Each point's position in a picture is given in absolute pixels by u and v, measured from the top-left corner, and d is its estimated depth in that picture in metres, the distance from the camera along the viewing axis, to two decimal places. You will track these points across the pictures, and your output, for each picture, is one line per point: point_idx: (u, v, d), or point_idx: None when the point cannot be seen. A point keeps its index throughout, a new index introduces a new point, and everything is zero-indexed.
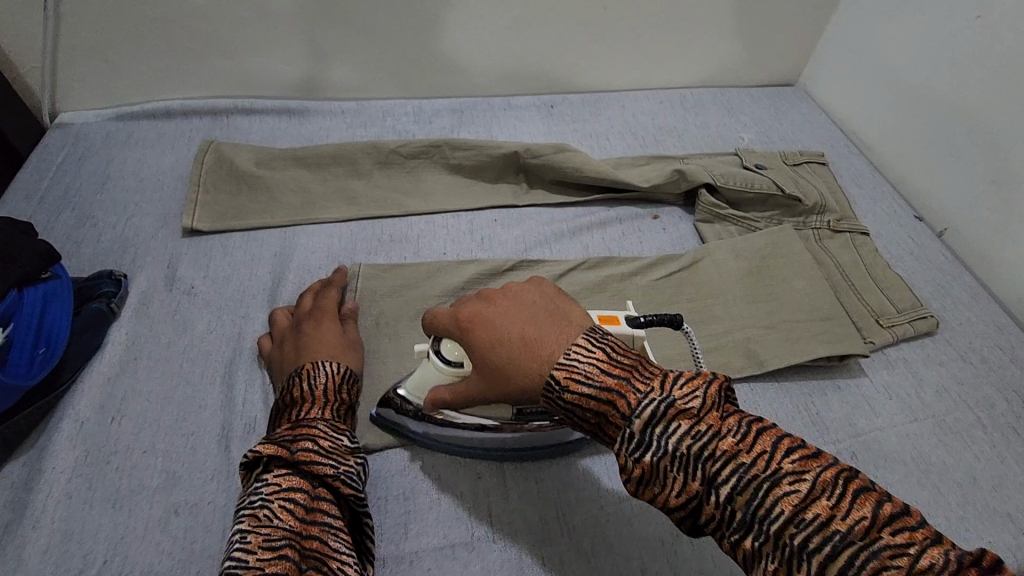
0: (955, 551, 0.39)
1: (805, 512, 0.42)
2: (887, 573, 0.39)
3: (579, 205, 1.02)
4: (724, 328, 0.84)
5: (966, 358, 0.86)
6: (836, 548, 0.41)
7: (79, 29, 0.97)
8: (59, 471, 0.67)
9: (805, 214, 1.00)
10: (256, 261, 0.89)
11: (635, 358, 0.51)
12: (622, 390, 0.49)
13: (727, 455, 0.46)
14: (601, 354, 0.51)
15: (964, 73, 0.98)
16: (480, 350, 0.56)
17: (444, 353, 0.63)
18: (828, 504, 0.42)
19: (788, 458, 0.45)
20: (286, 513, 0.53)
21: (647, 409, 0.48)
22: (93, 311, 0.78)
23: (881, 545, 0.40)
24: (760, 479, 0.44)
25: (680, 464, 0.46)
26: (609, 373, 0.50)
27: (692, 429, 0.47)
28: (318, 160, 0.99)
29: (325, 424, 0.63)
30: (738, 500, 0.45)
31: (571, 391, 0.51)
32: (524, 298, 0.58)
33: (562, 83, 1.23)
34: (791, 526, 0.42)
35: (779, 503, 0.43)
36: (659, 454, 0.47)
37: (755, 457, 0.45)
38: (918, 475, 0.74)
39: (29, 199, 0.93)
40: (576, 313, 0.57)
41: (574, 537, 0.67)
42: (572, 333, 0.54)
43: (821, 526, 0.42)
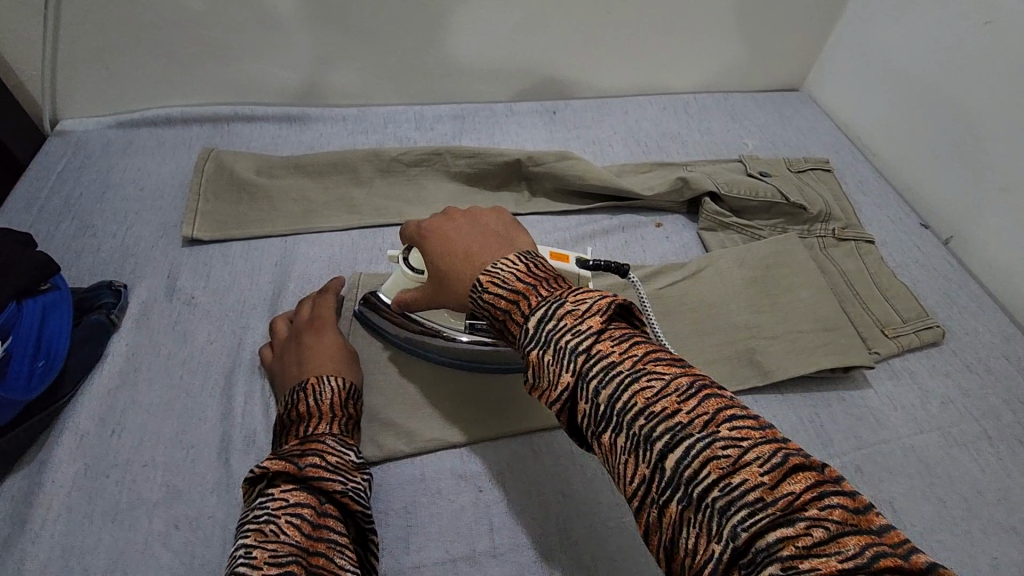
0: (788, 451, 0.39)
1: (654, 406, 0.43)
2: (715, 462, 0.39)
3: (581, 213, 1.02)
4: (729, 338, 0.83)
5: (973, 368, 0.85)
6: (675, 439, 0.41)
7: (79, 36, 0.96)
8: (59, 485, 0.66)
9: (809, 222, 0.99)
10: (256, 270, 0.88)
11: (553, 273, 0.54)
12: (529, 294, 0.52)
13: (600, 353, 0.46)
14: (523, 266, 0.54)
15: (970, 78, 0.97)
16: (431, 258, 0.63)
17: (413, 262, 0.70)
18: (676, 399, 0.42)
19: (654, 361, 0.45)
20: (292, 529, 0.52)
21: (542, 310, 0.50)
22: (93, 323, 0.77)
23: (718, 437, 0.40)
24: (623, 374, 0.45)
25: (556, 357, 0.47)
26: (523, 280, 0.53)
27: (574, 326, 0.48)
28: (319, 168, 0.99)
29: (333, 438, 0.63)
30: (602, 395, 0.45)
31: (488, 291, 0.54)
32: (478, 220, 0.62)
33: (564, 88, 1.22)
34: (640, 417, 0.43)
35: (634, 397, 0.44)
36: (543, 348, 0.48)
37: (624, 356, 0.46)
38: (923, 488, 0.73)
39: (29, 208, 0.93)
40: (523, 238, 0.61)
41: (575, 551, 0.66)
42: (509, 250, 0.58)
43: (666, 418, 0.42)
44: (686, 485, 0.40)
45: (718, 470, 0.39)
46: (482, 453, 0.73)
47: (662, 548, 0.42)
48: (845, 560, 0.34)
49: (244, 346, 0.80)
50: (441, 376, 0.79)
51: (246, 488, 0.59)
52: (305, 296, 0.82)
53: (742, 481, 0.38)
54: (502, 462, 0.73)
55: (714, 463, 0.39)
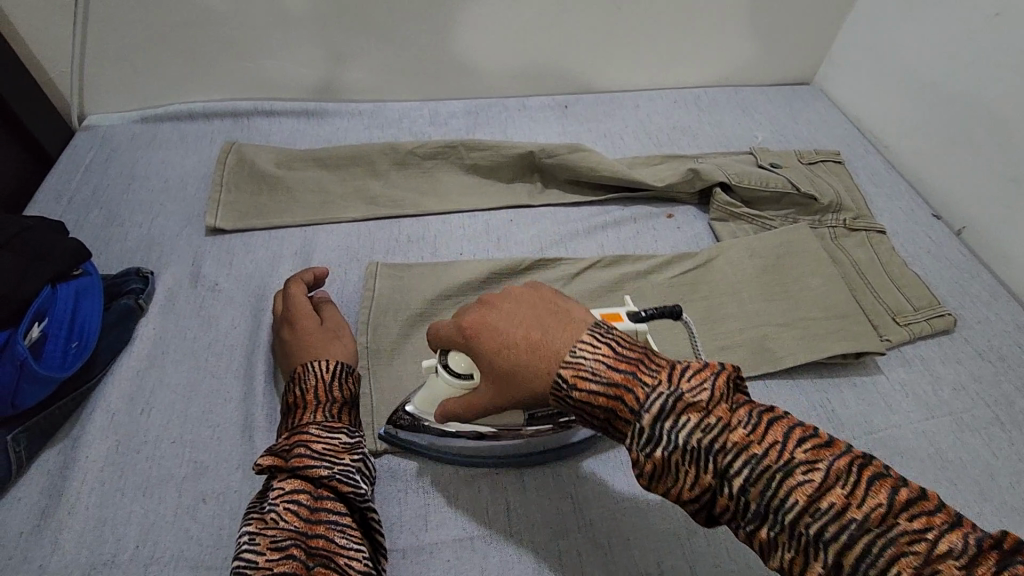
0: (969, 535, 0.41)
1: (819, 501, 0.44)
2: (903, 559, 0.41)
3: (595, 204, 1.03)
4: (739, 324, 0.85)
5: (984, 356, 0.86)
6: (853, 536, 0.43)
7: (108, 34, 1.00)
8: (92, 460, 0.69)
9: (820, 212, 0.99)
10: (277, 259, 0.91)
11: (640, 351, 0.53)
12: (630, 386, 0.51)
13: (738, 447, 0.47)
14: (606, 350, 0.53)
15: (981, 70, 0.97)
16: (488, 356, 0.58)
17: (454, 366, 0.63)
18: (841, 493, 0.44)
19: (801, 447, 0.46)
20: (291, 515, 0.55)
21: (657, 404, 0.49)
22: (122, 307, 0.80)
23: (898, 531, 0.42)
24: (772, 470, 0.46)
25: (692, 458, 0.48)
26: (616, 369, 0.52)
27: (702, 422, 0.48)
28: (337, 161, 1.01)
29: (317, 426, 0.63)
30: (751, 492, 0.46)
31: (580, 388, 0.52)
32: (524, 300, 0.59)
33: (577, 83, 1.24)
34: (806, 515, 0.44)
35: (793, 493, 0.45)
36: (670, 449, 0.48)
37: (767, 448, 0.46)
38: (934, 471, 0.74)
39: (59, 199, 0.96)
40: (578, 308, 0.58)
41: (590, 531, 0.68)
42: (577, 330, 0.55)
43: (836, 515, 0.43)
44: None
45: (908, 568, 0.41)
46: None
47: None
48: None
49: (265, 329, 0.82)
50: None
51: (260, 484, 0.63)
52: (280, 290, 0.83)
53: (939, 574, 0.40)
54: None
55: (902, 560, 0.41)
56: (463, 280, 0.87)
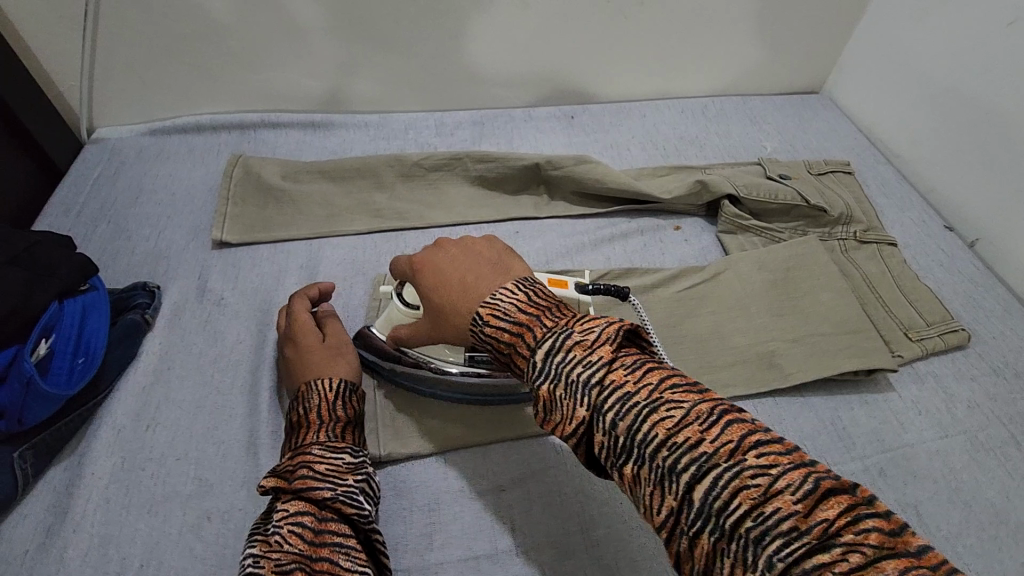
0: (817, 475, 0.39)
1: (676, 435, 0.43)
2: (745, 491, 0.40)
3: (602, 216, 1.02)
4: (748, 340, 0.83)
5: (999, 372, 0.84)
6: (702, 469, 0.42)
7: (116, 48, 1.00)
8: (98, 477, 0.69)
9: (830, 224, 0.98)
10: (283, 272, 0.91)
11: (555, 300, 0.54)
12: (532, 325, 0.52)
13: (614, 384, 0.47)
14: (523, 294, 0.54)
15: (995, 80, 0.96)
16: (425, 290, 0.62)
17: (405, 295, 0.73)
18: (698, 428, 0.43)
19: (671, 388, 0.46)
20: (295, 537, 0.54)
21: (549, 341, 0.50)
22: (128, 322, 0.80)
23: (745, 466, 0.41)
24: (640, 405, 0.45)
25: (571, 391, 0.48)
26: (524, 310, 0.53)
27: (585, 358, 0.48)
28: (343, 173, 1.01)
29: (320, 447, 0.64)
30: (620, 427, 0.46)
31: (490, 325, 0.54)
32: (473, 249, 0.61)
33: (583, 93, 1.23)
34: (663, 448, 0.43)
35: (655, 427, 0.44)
36: (555, 383, 0.49)
37: (640, 387, 0.46)
38: (949, 492, 0.73)
39: (68, 212, 0.97)
40: (519, 263, 0.60)
41: (597, 552, 0.67)
42: (506, 278, 0.57)
43: (690, 448, 0.42)
44: (715, 517, 0.40)
45: (749, 501, 0.39)
46: (503, 453, 0.74)
47: None
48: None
49: (270, 344, 0.82)
50: None
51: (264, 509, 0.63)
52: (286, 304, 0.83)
53: (776, 511, 0.39)
54: (524, 464, 0.73)
55: (744, 493, 0.40)
56: None
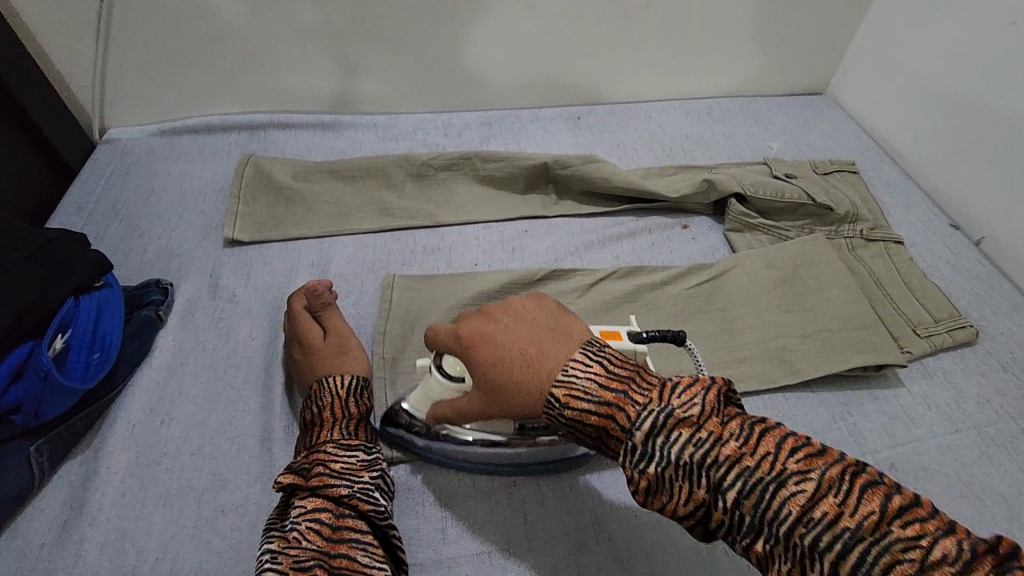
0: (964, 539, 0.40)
1: (811, 511, 0.44)
2: (899, 566, 0.40)
3: (609, 215, 1.03)
4: (757, 336, 0.84)
5: (1008, 368, 0.84)
6: (846, 545, 0.42)
7: (128, 49, 1.02)
8: (113, 471, 0.69)
9: (837, 222, 0.99)
10: (295, 269, 0.92)
11: (632, 368, 0.54)
12: (621, 404, 0.51)
13: (731, 459, 0.47)
14: (598, 368, 0.54)
15: (997, 79, 0.97)
16: (480, 367, 0.58)
17: (446, 367, 0.65)
18: (833, 501, 0.43)
19: (792, 457, 0.46)
20: (313, 534, 0.55)
21: (648, 421, 0.50)
22: (142, 318, 0.81)
23: (892, 538, 0.41)
24: (764, 481, 0.46)
25: (684, 472, 0.48)
26: (608, 389, 0.52)
27: (693, 436, 0.49)
28: (353, 172, 1.02)
29: (333, 444, 0.64)
30: (745, 504, 0.46)
31: (571, 407, 0.53)
32: (524, 316, 0.59)
33: (589, 95, 1.24)
34: (799, 525, 0.44)
35: (786, 503, 0.45)
36: (663, 465, 0.49)
37: (758, 460, 0.47)
38: (960, 486, 0.73)
39: (81, 211, 0.98)
40: (576, 326, 0.59)
41: (611, 546, 0.67)
42: (570, 347, 0.56)
43: (829, 524, 0.43)
44: None
45: None
46: None
47: None
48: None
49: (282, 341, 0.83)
50: None
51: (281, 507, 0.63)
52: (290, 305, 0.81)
53: None
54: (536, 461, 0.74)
55: (899, 569, 0.40)
56: (479, 291, 0.87)
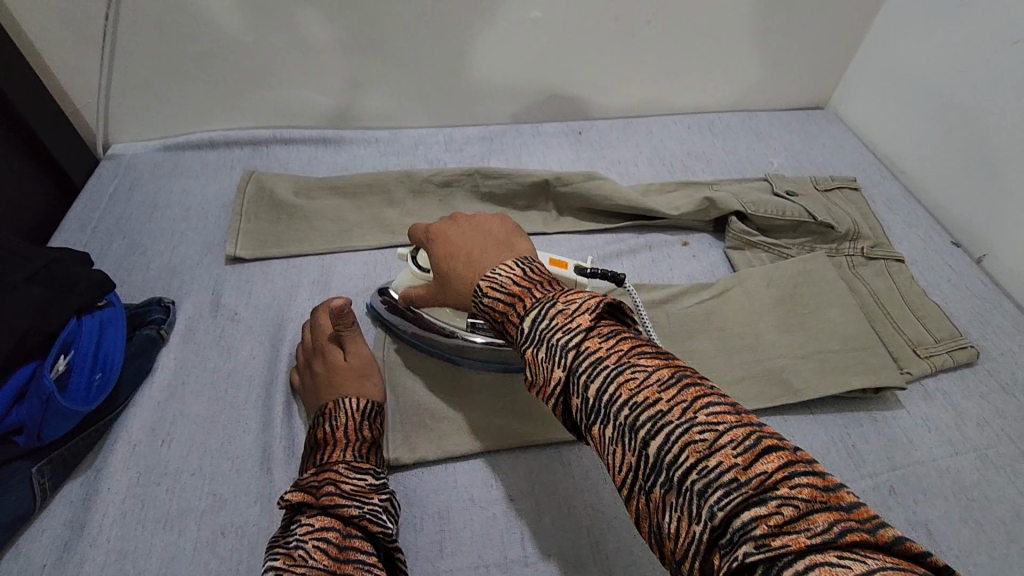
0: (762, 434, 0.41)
1: (637, 396, 0.46)
2: (692, 445, 0.42)
3: (610, 232, 1.03)
4: (757, 356, 0.84)
5: (1008, 390, 0.84)
6: (657, 425, 0.44)
7: (133, 66, 1.03)
8: (114, 492, 0.70)
9: (838, 240, 0.99)
10: (296, 287, 0.92)
11: (547, 278, 0.59)
12: (524, 298, 0.56)
13: (587, 348, 0.49)
14: (519, 271, 0.59)
15: (999, 97, 0.97)
16: (436, 260, 0.69)
17: (420, 259, 0.77)
18: (657, 390, 0.45)
19: (639, 354, 0.48)
20: (319, 553, 0.55)
21: (536, 311, 0.54)
22: (144, 337, 0.81)
23: (694, 422, 0.43)
24: (608, 368, 0.48)
25: (548, 354, 0.51)
26: (518, 284, 0.58)
27: (565, 325, 0.51)
28: (355, 189, 1.03)
29: (346, 464, 0.65)
30: (589, 388, 0.48)
31: (488, 296, 0.59)
32: (483, 229, 0.69)
33: (590, 109, 1.25)
34: (625, 407, 0.46)
35: (619, 388, 0.47)
36: (538, 346, 0.52)
37: (610, 352, 0.49)
38: (959, 510, 0.73)
39: (84, 228, 0.99)
40: (523, 245, 0.67)
41: (607, 566, 0.67)
42: (509, 255, 0.64)
43: (648, 406, 0.45)
44: (666, 469, 0.42)
45: (696, 454, 0.41)
46: (511, 464, 0.75)
47: (651, 535, 0.44)
48: (814, 536, 0.36)
49: (283, 359, 0.83)
50: (480, 383, 0.81)
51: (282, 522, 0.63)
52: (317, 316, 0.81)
53: (718, 464, 0.40)
54: (534, 481, 0.74)
55: (692, 447, 0.42)
56: None
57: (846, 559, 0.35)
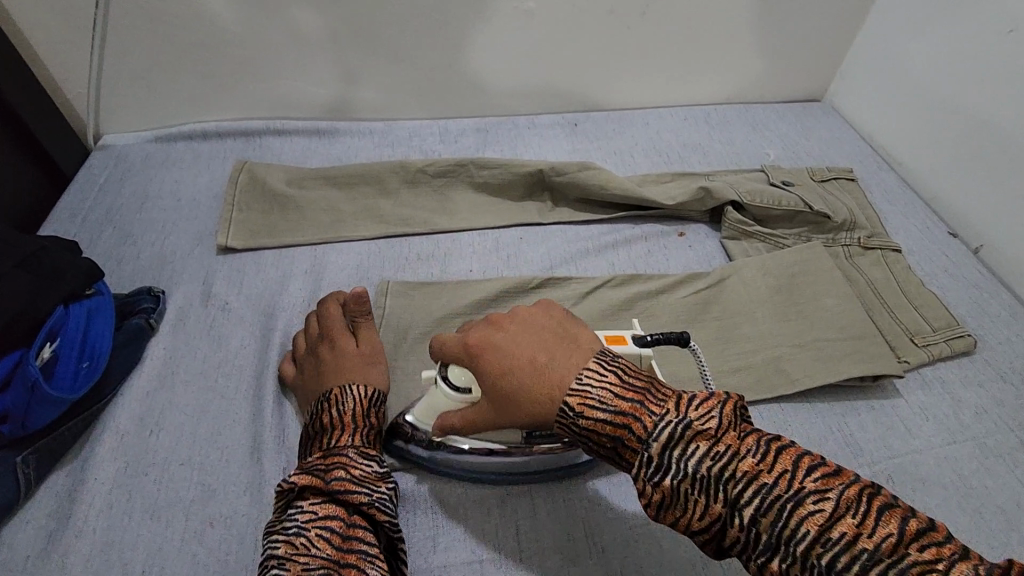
0: (976, 564, 0.39)
1: (829, 531, 0.42)
2: None
3: (605, 222, 1.03)
4: (754, 346, 0.83)
5: (1007, 379, 0.83)
6: (865, 568, 0.41)
7: (124, 55, 1.01)
8: (100, 482, 0.69)
9: (834, 231, 0.98)
10: (288, 277, 0.91)
11: (646, 381, 0.53)
12: (638, 414, 0.50)
13: (748, 476, 0.46)
14: (613, 378, 0.53)
15: (996, 87, 0.96)
16: (492, 376, 0.57)
17: (454, 377, 0.63)
18: (852, 522, 0.42)
19: (809, 476, 0.45)
20: (323, 541, 0.55)
21: (665, 432, 0.49)
22: (133, 326, 0.80)
23: (909, 562, 0.40)
24: (782, 498, 0.45)
25: (701, 486, 0.47)
26: (624, 398, 0.51)
27: (711, 450, 0.48)
28: (348, 179, 1.02)
29: (355, 451, 0.63)
30: (762, 522, 0.45)
31: (587, 417, 0.52)
32: (533, 324, 0.59)
33: (586, 101, 1.24)
34: (816, 545, 0.42)
35: (803, 523, 0.43)
36: (679, 477, 0.48)
37: (777, 477, 0.46)
38: (958, 498, 0.72)
39: (74, 218, 0.97)
40: (584, 335, 0.58)
41: (603, 558, 0.66)
42: (582, 354, 0.56)
43: (846, 545, 0.42)
44: None
45: None
46: None
47: None
48: None
49: (274, 348, 0.82)
50: None
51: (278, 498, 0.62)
52: (327, 302, 0.80)
53: None
54: None
55: None
56: (473, 300, 0.87)
57: None
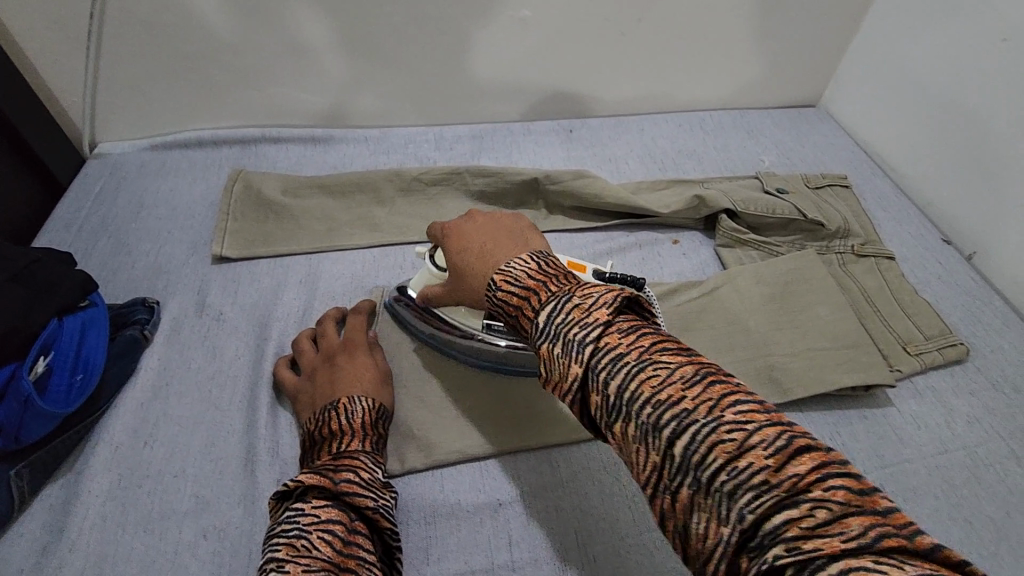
0: (790, 432, 0.39)
1: (660, 393, 0.43)
2: (721, 446, 0.39)
3: (600, 230, 1.03)
4: (747, 355, 0.84)
5: (998, 386, 0.84)
6: (683, 426, 0.41)
7: (118, 65, 1.01)
8: (94, 494, 0.69)
9: (828, 238, 0.98)
10: (282, 286, 0.91)
11: (564, 271, 0.56)
12: (539, 292, 0.53)
13: (607, 344, 0.47)
14: (534, 264, 0.56)
15: (990, 95, 0.97)
16: (450, 258, 0.66)
17: (437, 258, 0.75)
18: (682, 387, 0.43)
19: (659, 351, 0.46)
20: (324, 544, 0.52)
21: (551, 305, 0.51)
22: (127, 338, 0.80)
23: (722, 421, 0.40)
24: (630, 365, 0.45)
25: (564, 349, 0.48)
26: (534, 278, 0.55)
27: (581, 319, 0.49)
28: (342, 188, 1.02)
29: (365, 456, 0.65)
30: (608, 385, 0.46)
31: (502, 290, 0.56)
32: (497, 223, 0.66)
33: (582, 108, 1.24)
34: (647, 405, 0.43)
35: (641, 385, 0.44)
36: (552, 341, 0.49)
37: (630, 347, 0.46)
38: (948, 508, 0.72)
39: (69, 228, 0.98)
40: (538, 240, 0.63)
41: (594, 569, 0.67)
42: (523, 250, 0.61)
43: (672, 405, 0.42)
44: (695, 470, 0.40)
45: (725, 454, 0.39)
46: (499, 467, 0.74)
47: (679, 537, 0.42)
48: (847, 540, 0.34)
49: (268, 359, 0.82)
50: (467, 379, 0.81)
51: (274, 502, 0.60)
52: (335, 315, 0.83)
53: (749, 465, 0.38)
54: (521, 484, 0.73)
55: (721, 447, 0.39)
56: None
57: (883, 564, 0.33)
